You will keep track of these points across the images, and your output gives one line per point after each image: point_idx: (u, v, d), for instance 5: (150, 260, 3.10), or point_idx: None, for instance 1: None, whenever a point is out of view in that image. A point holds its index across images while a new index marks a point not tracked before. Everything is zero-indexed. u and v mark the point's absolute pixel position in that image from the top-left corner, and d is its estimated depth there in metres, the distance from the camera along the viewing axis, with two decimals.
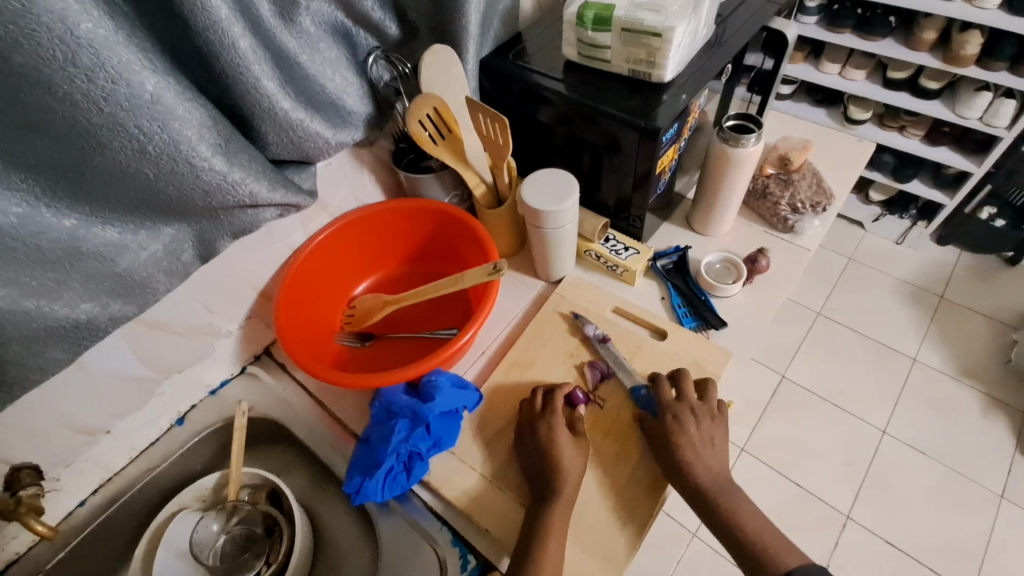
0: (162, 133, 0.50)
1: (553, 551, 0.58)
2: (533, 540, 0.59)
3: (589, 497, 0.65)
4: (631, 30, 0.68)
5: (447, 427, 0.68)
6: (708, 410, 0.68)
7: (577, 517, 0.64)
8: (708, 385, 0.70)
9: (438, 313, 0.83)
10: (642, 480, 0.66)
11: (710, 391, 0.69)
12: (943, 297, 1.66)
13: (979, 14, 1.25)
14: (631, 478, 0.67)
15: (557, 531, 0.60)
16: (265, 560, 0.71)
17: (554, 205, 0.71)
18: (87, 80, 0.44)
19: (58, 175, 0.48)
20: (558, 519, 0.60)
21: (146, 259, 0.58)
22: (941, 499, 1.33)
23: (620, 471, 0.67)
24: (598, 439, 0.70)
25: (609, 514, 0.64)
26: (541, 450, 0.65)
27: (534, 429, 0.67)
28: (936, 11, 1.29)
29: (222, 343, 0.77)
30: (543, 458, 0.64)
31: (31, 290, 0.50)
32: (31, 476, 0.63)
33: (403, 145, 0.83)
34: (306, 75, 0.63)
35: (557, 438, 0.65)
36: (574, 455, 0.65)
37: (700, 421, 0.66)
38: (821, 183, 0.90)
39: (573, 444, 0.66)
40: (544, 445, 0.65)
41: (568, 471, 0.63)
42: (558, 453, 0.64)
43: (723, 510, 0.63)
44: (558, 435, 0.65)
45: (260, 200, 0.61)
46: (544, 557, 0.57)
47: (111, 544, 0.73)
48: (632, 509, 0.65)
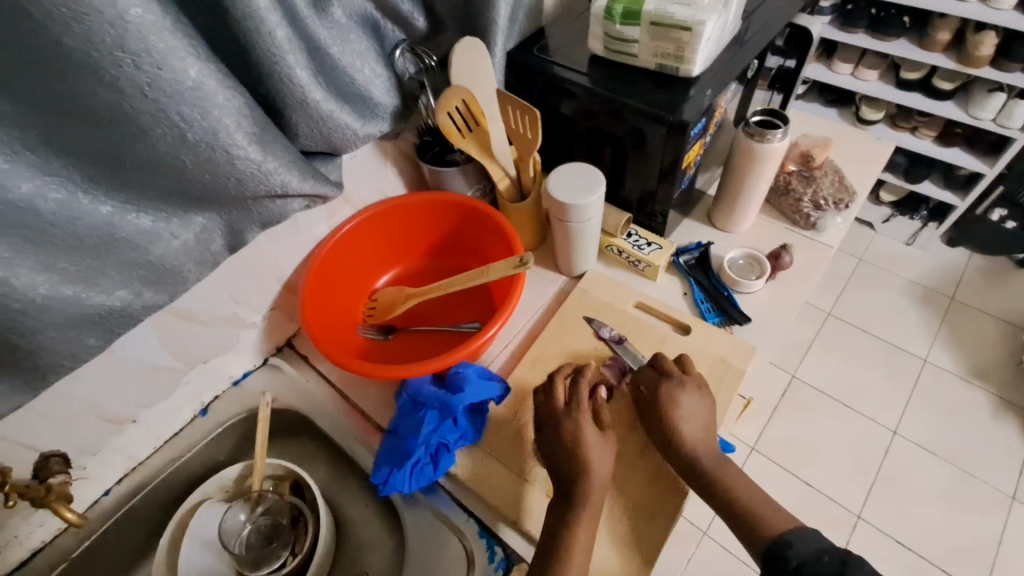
0: (202, 121, 0.50)
1: (583, 551, 0.57)
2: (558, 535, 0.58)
3: (619, 489, 0.66)
4: (660, 25, 0.68)
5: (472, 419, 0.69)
6: (692, 380, 0.67)
7: (607, 512, 0.64)
8: (683, 358, 0.70)
9: (460, 307, 0.83)
10: (662, 479, 0.66)
11: (689, 364, 0.69)
12: (953, 298, 1.66)
13: (993, 15, 1.25)
14: (656, 473, 0.67)
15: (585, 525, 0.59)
16: (292, 550, 0.70)
17: (580, 200, 0.71)
18: (133, 65, 0.44)
19: (96, 162, 0.48)
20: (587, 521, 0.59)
21: (178, 248, 0.58)
22: (953, 500, 1.33)
23: (645, 474, 0.67)
24: (625, 440, 0.69)
25: (640, 505, 0.64)
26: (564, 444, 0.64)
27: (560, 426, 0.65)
28: (949, 12, 1.29)
29: (246, 334, 0.77)
30: (569, 458, 0.63)
31: (70, 276, 0.50)
32: (60, 463, 0.63)
33: (428, 137, 0.83)
34: (336, 66, 0.64)
35: (586, 435, 0.63)
36: (602, 455, 0.63)
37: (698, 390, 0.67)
38: (843, 181, 0.90)
39: (603, 442, 0.64)
40: (570, 447, 0.63)
41: (596, 478, 0.61)
42: (589, 454, 0.62)
43: (752, 508, 0.62)
44: (588, 437, 0.63)
45: (290, 190, 0.61)
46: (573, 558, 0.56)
47: (136, 534, 0.73)
48: (662, 500, 0.65)
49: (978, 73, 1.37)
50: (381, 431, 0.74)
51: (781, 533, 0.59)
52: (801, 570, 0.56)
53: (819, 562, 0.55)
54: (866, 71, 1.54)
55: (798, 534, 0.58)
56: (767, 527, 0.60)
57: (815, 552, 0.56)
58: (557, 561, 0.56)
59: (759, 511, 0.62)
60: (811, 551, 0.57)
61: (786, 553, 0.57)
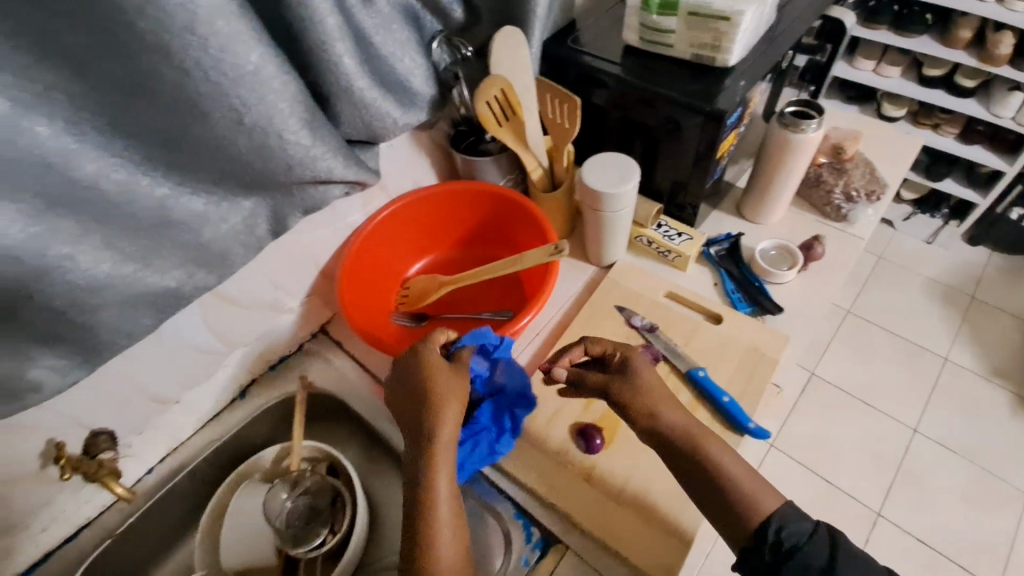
0: (259, 105, 0.51)
1: (447, 524, 0.51)
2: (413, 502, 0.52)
3: (642, 483, 0.65)
4: (697, 15, 0.68)
5: (525, 398, 0.67)
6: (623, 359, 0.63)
7: (632, 511, 0.64)
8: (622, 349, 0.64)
9: (491, 295, 0.84)
10: (663, 503, 0.64)
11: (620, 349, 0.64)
12: (973, 297, 1.65)
13: (1009, 14, 1.28)
14: (669, 497, 0.64)
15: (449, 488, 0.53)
16: (331, 529, 0.71)
17: (614, 188, 0.72)
18: (201, 49, 0.45)
19: (158, 144, 0.50)
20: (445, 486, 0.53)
21: (226, 231, 0.59)
22: (974, 498, 1.32)
23: (661, 477, 0.65)
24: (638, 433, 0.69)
25: (662, 507, 0.64)
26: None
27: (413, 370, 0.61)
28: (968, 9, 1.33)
29: (284, 319, 0.78)
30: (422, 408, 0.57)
31: (130, 256, 0.52)
32: (108, 442, 0.65)
33: (463, 128, 0.84)
34: (379, 55, 0.65)
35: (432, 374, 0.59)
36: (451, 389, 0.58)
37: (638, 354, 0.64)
38: (874, 173, 0.90)
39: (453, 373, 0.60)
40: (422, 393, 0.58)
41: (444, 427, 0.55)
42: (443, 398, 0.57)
43: None
44: (438, 379, 0.59)
45: (333, 175, 0.63)
46: (439, 536, 0.50)
47: (175, 514, 0.75)
48: (683, 503, 0.64)
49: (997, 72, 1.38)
50: None
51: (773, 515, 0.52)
52: (794, 553, 0.50)
53: (813, 543, 0.50)
54: (889, 68, 1.54)
55: (790, 514, 0.52)
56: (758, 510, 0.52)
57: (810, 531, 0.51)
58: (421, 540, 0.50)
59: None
60: (806, 534, 0.50)
61: (778, 536, 0.51)
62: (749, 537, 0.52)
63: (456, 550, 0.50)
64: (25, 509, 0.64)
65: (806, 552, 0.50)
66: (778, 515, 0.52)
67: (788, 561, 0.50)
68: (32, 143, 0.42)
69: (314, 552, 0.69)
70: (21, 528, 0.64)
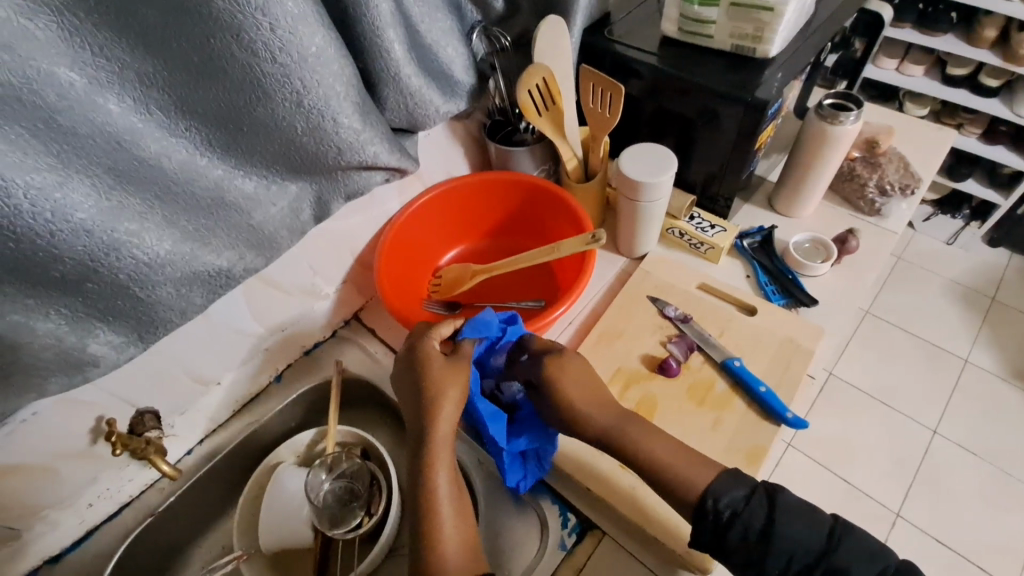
0: (317, 88, 0.53)
1: (447, 508, 0.56)
2: (421, 490, 0.56)
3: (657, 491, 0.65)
4: (740, 5, 0.68)
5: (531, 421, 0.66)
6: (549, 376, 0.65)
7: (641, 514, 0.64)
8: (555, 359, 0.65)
9: (523, 285, 0.85)
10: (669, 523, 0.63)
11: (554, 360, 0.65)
12: (994, 298, 1.64)
13: None
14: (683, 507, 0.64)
15: (450, 479, 0.57)
16: (367, 512, 0.71)
17: (651, 178, 0.73)
18: (270, 30, 0.46)
19: (219, 124, 0.51)
20: (445, 472, 0.57)
21: (275, 214, 0.60)
22: (995, 500, 1.32)
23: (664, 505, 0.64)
24: None
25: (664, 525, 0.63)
26: (626, 409, 0.64)
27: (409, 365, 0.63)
28: (995, 10, 1.31)
29: (320, 305, 0.79)
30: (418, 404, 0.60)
31: (188, 234, 0.53)
32: (153, 420, 0.66)
33: (498, 118, 0.85)
34: (424, 43, 0.66)
35: (427, 368, 0.62)
36: (442, 381, 0.61)
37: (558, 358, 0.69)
38: (908, 168, 0.90)
39: (446, 364, 0.62)
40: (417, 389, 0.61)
41: (439, 423, 0.59)
42: (442, 391, 0.60)
43: None
44: (432, 373, 0.61)
45: (378, 161, 0.64)
46: (441, 520, 0.55)
47: (212, 496, 0.76)
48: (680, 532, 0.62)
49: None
50: None
51: (708, 489, 0.56)
52: (733, 520, 0.54)
53: (748, 509, 0.54)
54: (912, 67, 1.54)
55: (721, 484, 0.56)
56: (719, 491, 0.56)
57: (745, 497, 0.55)
58: (429, 526, 0.54)
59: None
60: (741, 496, 0.55)
61: (715, 508, 0.55)
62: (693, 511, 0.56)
63: (454, 536, 0.54)
64: (72, 485, 0.65)
65: (743, 517, 0.54)
66: (712, 488, 0.56)
67: (729, 530, 0.54)
68: (105, 120, 0.44)
69: (350, 534, 0.69)
70: (67, 504, 0.66)
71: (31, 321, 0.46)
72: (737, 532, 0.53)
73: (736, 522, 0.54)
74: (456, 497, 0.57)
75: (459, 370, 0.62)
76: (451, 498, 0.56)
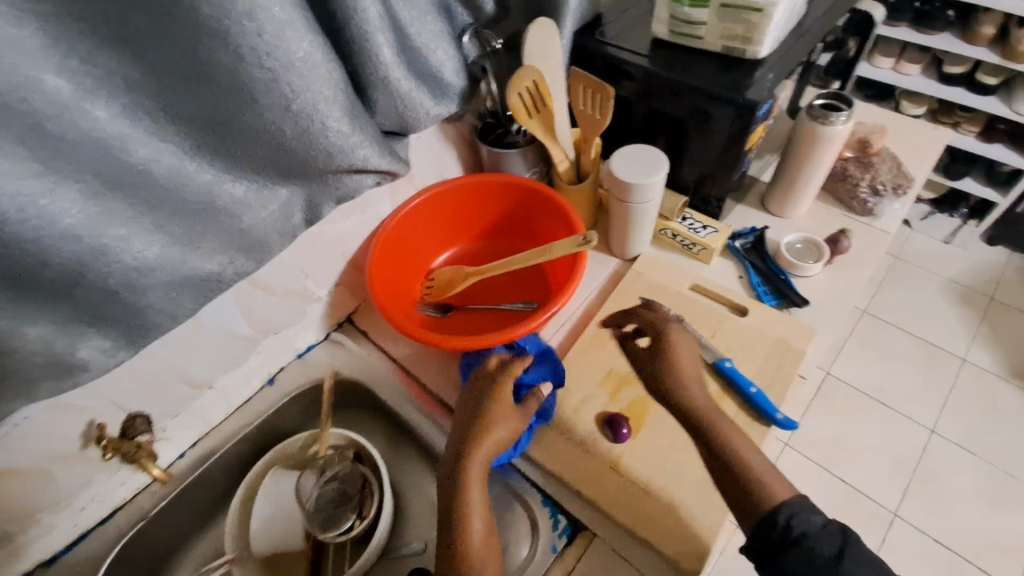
0: (306, 93, 0.53)
1: (476, 525, 0.55)
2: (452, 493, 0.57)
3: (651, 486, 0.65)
4: (729, 7, 0.68)
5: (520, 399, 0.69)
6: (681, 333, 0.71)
7: (641, 514, 0.63)
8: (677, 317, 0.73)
9: (516, 286, 0.85)
10: (664, 524, 0.62)
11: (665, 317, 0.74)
12: (993, 297, 1.63)
13: None
14: (703, 507, 0.63)
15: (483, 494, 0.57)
16: (359, 515, 0.71)
17: (643, 180, 0.73)
18: (257, 36, 0.46)
19: (207, 129, 0.51)
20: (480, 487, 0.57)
21: (266, 217, 0.61)
22: (994, 500, 1.31)
23: (659, 511, 0.63)
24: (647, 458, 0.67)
25: (662, 529, 0.62)
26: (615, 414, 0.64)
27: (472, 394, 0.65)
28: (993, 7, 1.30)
29: (313, 308, 0.80)
30: (470, 427, 0.61)
31: (177, 239, 0.53)
32: (144, 423, 0.68)
33: (490, 120, 0.85)
34: (415, 46, 0.66)
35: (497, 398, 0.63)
36: (504, 418, 0.62)
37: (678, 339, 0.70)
38: (901, 167, 0.90)
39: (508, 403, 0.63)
40: (475, 416, 0.62)
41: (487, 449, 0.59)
42: (496, 416, 0.62)
43: None
44: (496, 407, 0.62)
45: (369, 165, 0.64)
46: (470, 530, 0.55)
47: (205, 499, 0.76)
48: (677, 530, 0.62)
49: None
50: (443, 407, 0.76)
51: (783, 504, 0.57)
52: (803, 540, 0.54)
53: (824, 534, 0.55)
54: (908, 66, 1.54)
55: (802, 506, 0.57)
56: (768, 498, 0.57)
57: (824, 524, 0.55)
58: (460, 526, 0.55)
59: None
60: (817, 527, 0.55)
61: (788, 525, 0.55)
62: (760, 522, 0.57)
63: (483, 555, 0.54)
64: (65, 488, 0.65)
65: (814, 540, 0.54)
66: (790, 504, 0.57)
67: (795, 547, 0.54)
68: (91, 125, 0.44)
69: (342, 537, 0.69)
70: (60, 508, 0.66)
71: (21, 326, 0.47)
72: (799, 555, 0.54)
73: (806, 545, 0.54)
74: (486, 514, 0.57)
75: (518, 420, 0.63)
76: (483, 511, 0.56)
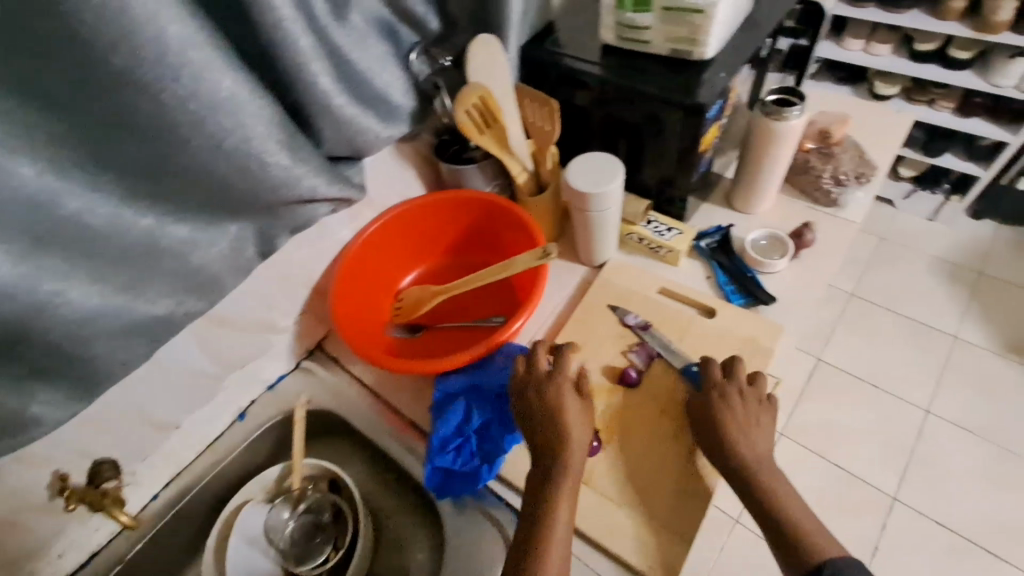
0: (237, 130, 0.52)
1: (560, 528, 0.58)
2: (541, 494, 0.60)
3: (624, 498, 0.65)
4: (672, 10, 0.68)
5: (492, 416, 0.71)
6: (736, 391, 0.66)
7: (615, 528, 0.63)
8: (737, 365, 0.68)
9: (485, 301, 0.84)
10: (636, 538, 0.62)
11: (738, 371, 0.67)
12: (982, 273, 1.62)
13: None
14: (680, 520, 0.63)
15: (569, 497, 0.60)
16: (333, 545, 0.73)
17: (598, 188, 0.72)
18: (174, 81, 0.46)
19: (141, 175, 0.51)
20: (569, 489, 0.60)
21: (215, 255, 0.60)
22: (992, 478, 1.30)
23: (631, 525, 0.63)
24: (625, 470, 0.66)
25: (636, 542, 0.62)
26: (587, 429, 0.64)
27: (544, 406, 0.64)
28: None
29: (280, 338, 0.79)
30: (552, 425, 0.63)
31: (119, 287, 0.53)
32: (111, 469, 0.67)
33: (445, 137, 0.85)
34: (357, 71, 0.65)
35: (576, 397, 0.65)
36: (579, 431, 0.63)
37: (736, 404, 0.65)
38: (863, 156, 0.90)
39: (581, 417, 0.64)
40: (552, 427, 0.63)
41: (571, 461, 0.61)
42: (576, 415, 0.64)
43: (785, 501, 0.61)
44: (572, 408, 0.64)
45: (318, 194, 0.63)
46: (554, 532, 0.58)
47: (181, 538, 0.76)
48: (652, 542, 0.62)
49: (997, 39, 1.36)
50: (415, 428, 0.75)
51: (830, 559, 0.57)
52: None
53: None
54: (879, 46, 1.53)
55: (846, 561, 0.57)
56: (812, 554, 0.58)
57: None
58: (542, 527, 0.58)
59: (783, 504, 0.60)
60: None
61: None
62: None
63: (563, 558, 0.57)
64: (35, 540, 0.65)
65: None
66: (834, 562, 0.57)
67: None
68: (18, 183, 0.44)
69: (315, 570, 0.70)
70: (31, 560, 0.65)
71: None
72: None
73: None
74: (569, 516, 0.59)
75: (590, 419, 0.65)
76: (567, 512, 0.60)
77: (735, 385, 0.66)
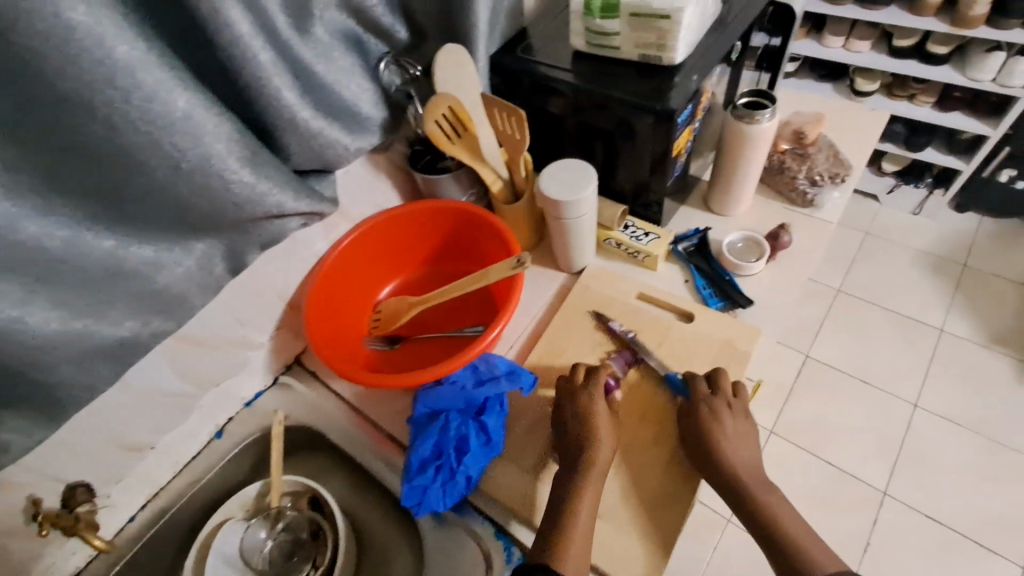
0: (195, 148, 0.51)
1: (583, 522, 0.59)
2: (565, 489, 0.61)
3: (609, 508, 0.64)
4: (639, 15, 0.68)
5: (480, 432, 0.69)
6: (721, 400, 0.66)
7: (600, 540, 0.62)
8: (719, 374, 0.68)
9: (464, 310, 0.84)
10: (620, 549, 0.61)
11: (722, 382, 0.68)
12: (966, 265, 1.63)
13: None
14: (665, 528, 0.62)
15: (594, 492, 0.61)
16: (314, 564, 0.71)
17: (572, 196, 0.72)
18: (125, 101, 0.45)
19: (98, 197, 0.50)
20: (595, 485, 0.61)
21: (182, 274, 0.59)
22: (980, 469, 1.31)
23: (615, 537, 0.62)
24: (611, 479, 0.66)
25: (621, 554, 0.61)
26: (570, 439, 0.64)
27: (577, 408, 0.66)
28: None
29: (256, 354, 0.78)
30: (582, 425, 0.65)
31: (80, 310, 0.52)
32: (86, 493, 0.65)
33: (418, 147, 0.85)
34: (323, 84, 0.65)
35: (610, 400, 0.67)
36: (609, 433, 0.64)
37: (725, 420, 0.65)
38: (838, 156, 0.90)
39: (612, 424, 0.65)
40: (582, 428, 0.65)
41: (597, 460, 0.62)
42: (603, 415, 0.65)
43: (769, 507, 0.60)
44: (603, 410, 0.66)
45: (287, 210, 0.62)
46: (575, 525, 0.58)
47: (159, 559, 0.75)
48: (636, 552, 0.61)
49: (974, 34, 1.36)
50: (394, 442, 0.75)
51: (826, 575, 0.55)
52: None
53: None
54: (858, 43, 1.54)
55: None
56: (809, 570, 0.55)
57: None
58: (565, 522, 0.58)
59: (767, 511, 0.60)
60: None
61: None
62: None
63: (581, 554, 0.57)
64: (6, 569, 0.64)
65: None
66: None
67: None
68: None
69: None
70: None
71: None
72: None
73: None
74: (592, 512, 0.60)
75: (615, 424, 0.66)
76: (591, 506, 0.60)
77: (721, 398, 0.66)
